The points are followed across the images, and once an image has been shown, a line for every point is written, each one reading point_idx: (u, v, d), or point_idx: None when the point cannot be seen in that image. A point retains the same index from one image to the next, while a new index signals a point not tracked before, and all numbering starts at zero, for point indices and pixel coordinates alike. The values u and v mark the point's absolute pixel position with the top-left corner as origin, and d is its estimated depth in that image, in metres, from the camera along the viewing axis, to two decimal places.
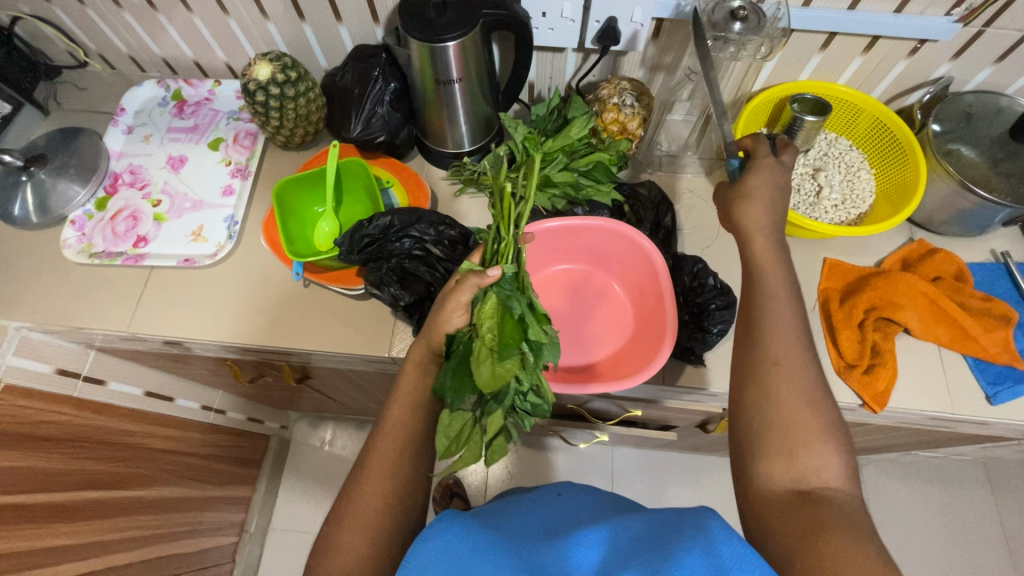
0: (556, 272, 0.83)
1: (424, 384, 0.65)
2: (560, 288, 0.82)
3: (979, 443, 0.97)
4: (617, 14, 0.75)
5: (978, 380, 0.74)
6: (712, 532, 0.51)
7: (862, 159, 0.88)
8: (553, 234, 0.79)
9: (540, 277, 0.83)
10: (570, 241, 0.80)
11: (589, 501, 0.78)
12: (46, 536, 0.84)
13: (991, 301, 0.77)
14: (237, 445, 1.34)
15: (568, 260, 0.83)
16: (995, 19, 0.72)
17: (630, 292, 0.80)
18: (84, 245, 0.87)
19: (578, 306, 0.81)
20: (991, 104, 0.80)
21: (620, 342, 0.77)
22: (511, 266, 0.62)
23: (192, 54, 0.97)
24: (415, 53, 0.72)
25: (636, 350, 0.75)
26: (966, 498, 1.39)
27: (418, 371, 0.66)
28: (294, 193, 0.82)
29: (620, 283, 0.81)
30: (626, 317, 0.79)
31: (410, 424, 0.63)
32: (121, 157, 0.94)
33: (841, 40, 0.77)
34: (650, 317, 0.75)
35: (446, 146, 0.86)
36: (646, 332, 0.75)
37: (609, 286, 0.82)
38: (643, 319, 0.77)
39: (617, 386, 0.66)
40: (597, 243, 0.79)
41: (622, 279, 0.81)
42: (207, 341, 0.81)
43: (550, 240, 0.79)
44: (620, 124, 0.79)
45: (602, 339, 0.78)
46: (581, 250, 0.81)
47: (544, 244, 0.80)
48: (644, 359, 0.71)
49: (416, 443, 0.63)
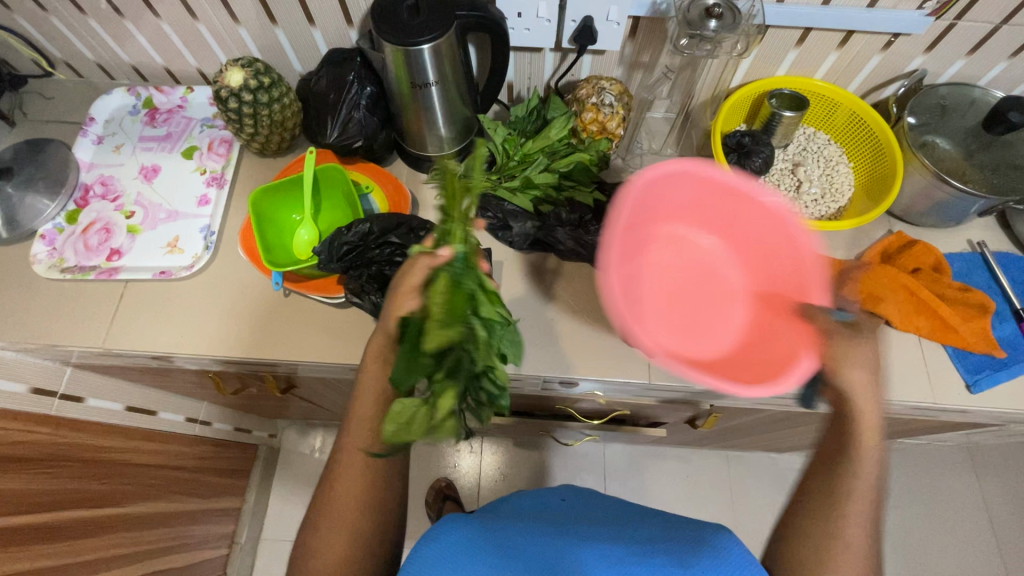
0: (679, 231, 0.68)
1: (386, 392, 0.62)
2: (676, 253, 0.68)
3: (961, 430, 0.99)
4: (593, 13, 0.74)
5: (958, 369, 0.75)
6: (726, 549, 0.57)
7: (840, 153, 0.89)
8: (705, 196, 0.64)
9: (658, 232, 0.67)
10: (722, 207, 0.66)
11: (582, 495, 0.79)
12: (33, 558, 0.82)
13: (969, 290, 0.78)
14: (224, 456, 1.32)
15: (705, 226, 0.68)
16: (966, 13, 0.73)
17: (758, 288, 0.65)
18: (55, 260, 0.84)
19: (688, 280, 0.68)
20: (965, 96, 0.80)
21: (723, 343, 0.63)
22: (462, 244, 0.57)
23: (162, 61, 0.94)
24: (390, 57, 0.70)
25: (748, 369, 0.59)
26: (951, 482, 1.42)
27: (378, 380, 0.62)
28: (271, 202, 0.81)
29: (743, 276, 0.66)
30: (737, 315, 0.65)
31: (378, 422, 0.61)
32: (91, 169, 0.91)
33: (816, 35, 0.78)
34: (781, 337, 0.59)
35: (426, 149, 0.85)
36: (780, 356, 0.58)
37: (728, 275, 0.67)
38: (762, 323, 0.62)
39: (732, 391, 0.55)
40: (741, 216, 0.65)
41: (751, 276, 0.66)
42: (187, 355, 0.80)
43: (697, 193, 0.65)
44: (599, 124, 0.78)
45: (705, 332, 0.64)
46: (723, 223, 0.67)
47: (696, 197, 0.65)
48: (747, 377, 0.58)
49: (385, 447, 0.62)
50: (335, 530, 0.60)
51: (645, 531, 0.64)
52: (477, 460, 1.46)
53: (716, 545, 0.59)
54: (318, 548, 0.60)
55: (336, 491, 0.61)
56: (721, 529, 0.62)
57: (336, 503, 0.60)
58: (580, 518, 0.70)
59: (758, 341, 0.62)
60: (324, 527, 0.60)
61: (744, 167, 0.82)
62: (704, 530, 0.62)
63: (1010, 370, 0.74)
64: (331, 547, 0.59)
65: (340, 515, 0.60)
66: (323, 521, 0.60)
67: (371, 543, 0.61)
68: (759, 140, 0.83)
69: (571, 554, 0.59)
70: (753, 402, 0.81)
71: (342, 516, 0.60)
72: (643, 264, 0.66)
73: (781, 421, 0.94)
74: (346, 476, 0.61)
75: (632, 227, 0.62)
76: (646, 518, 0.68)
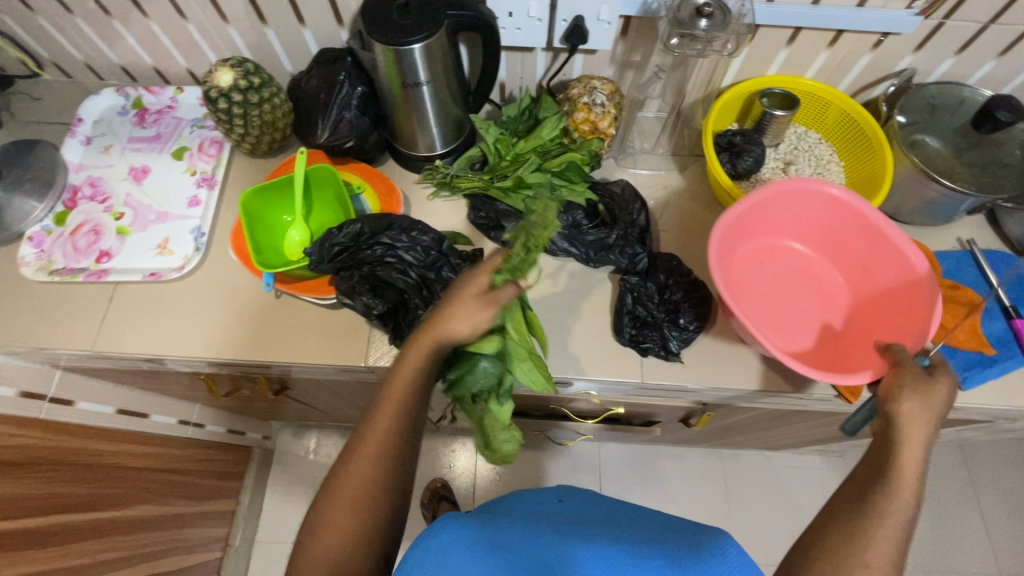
0: (774, 249, 0.81)
1: (414, 399, 0.57)
2: (768, 262, 0.80)
3: (952, 427, 0.99)
4: (584, 12, 0.74)
5: (952, 366, 0.75)
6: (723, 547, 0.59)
7: (831, 151, 0.89)
8: (846, 217, 0.76)
9: (747, 245, 0.80)
10: (840, 240, 0.78)
11: (583, 499, 0.78)
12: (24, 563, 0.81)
13: (958, 288, 0.79)
14: (218, 458, 1.31)
15: (818, 252, 0.81)
16: (954, 12, 0.74)
17: (850, 322, 0.76)
18: (43, 262, 0.83)
19: (781, 285, 0.79)
20: (954, 95, 0.81)
21: (817, 337, 0.76)
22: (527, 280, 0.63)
23: (151, 61, 0.94)
24: (380, 56, 0.70)
25: (838, 362, 0.73)
26: (943, 478, 1.43)
27: (408, 389, 0.57)
28: (261, 202, 0.80)
29: (847, 287, 0.79)
30: (830, 318, 0.77)
31: (399, 431, 0.56)
32: (80, 170, 0.90)
33: (806, 35, 0.78)
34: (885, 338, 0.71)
35: (418, 149, 0.85)
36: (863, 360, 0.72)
37: (823, 288, 0.79)
38: (839, 351, 0.74)
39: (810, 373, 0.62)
40: (876, 255, 0.75)
41: (854, 287, 0.78)
42: (178, 357, 0.79)
43: (815, 213, 0.78)
44: (591, 124, 0.78)
45: (791, 329, 0.76)
46: (831, 247, 0.80)
47: (809, 214, 0.78)
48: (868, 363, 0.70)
49: (400, 460, 0.56)
50: (329, 536, 0.54)
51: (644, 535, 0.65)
52: (473, 460, 1.46)
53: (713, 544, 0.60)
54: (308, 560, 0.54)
55: (336, 498, 0.55)
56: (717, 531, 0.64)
57: (333, 510, 0.54)
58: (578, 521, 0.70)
59: (856, 340, 0.75)
60: (320, 534, 0.54)
61: (736, 167, 0.83)
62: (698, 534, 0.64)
63: (1000, 367, 0.74)
64: (322, 560, 0.53)
65: (335, 522, 0.54)
66: (318, 531, 0.54)
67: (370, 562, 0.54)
68: (752, 139, 0.84)
69: (558, 557, 0.59)
70: (747, 401, 0.81)
71: (339, 522, 0.54)
72: (733, 271, 0.78)
73: (775, 419, 0.94)
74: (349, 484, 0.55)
75: (727, 239, 0.74)
76: (645, 524, 0.69)
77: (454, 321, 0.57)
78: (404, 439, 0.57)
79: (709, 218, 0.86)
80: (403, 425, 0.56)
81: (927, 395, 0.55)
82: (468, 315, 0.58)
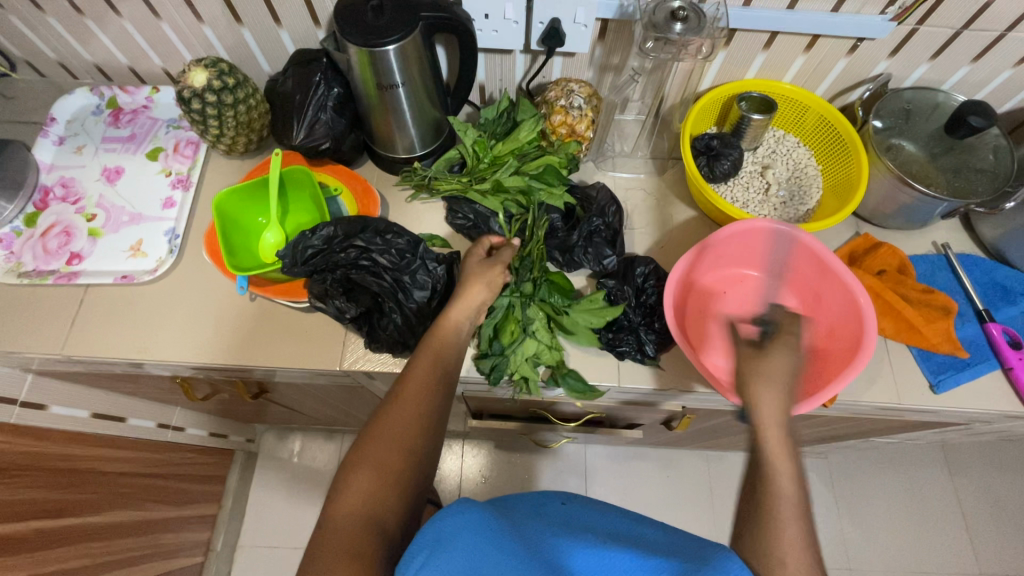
0: (736, 277, 0.82)
1: (452, 352, 0.62)
2: (729, 292, 0.81)
3: (930, 430, 1.00)
4: (560, 14, 0.74)
5: (922, 370, 0.76)
6: (719, 555, 0.45)
7: (809, 155, 0.90)
8: (803, 252, 0.76)
9: (711, 272, 0.81)
10: (800, 272, 0.79)
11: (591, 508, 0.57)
12: None
13: (932, 292, 0.79)
14: (199, 462, 1.29)
15: (781, 283, 0.81)
16: (928, 18, 0.74)
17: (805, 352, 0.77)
18: (12, 264, 0.82)
19: (741, 315, 0.79)
20: (929, 100, 0.81)
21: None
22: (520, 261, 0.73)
23: (127, 60, 0.92)
24: (354, 58, 0.69)
25: None
26: (924, 480, 1.44)
27: (443, 341, 0.62)
28: (236, 204, 0.79)
29: (805, 318, 0.79)
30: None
31: (440, 380, 0.59)
32: (52, 170, 0.89)
33: (783, 39, 0.78)
34: (833, 369, 0.71)
35: (396, 151, 0.84)
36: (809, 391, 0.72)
37: None
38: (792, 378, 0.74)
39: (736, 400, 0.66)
40: (829, 290, 0.76)
41: (812, 321, 0.78)
42: (149, 361, 0.78)
43: (772, 247, 0.78)
44: (568, 127, 0.78)
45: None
46: (791, 278, 0.80)
47: (769, 247, 0.78)
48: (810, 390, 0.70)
49: (439, 406, 0.58)
50: (365, 473, 0.52)
51: (655, 536, 0.51)
52: (459, 463, 1.46)
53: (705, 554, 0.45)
54: (343, 499, 0.50)
55: (373, 436, 0.54)
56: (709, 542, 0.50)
57: (372, 446, 0.53)
58: (569, 531, 0.51)
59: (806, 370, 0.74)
60: (357, 469, 0.52)
61: (713, 170, 0.84)
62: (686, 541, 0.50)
63: (973, 369, 0.75)
64: (359, 498, 0.50)
65: (375, 460, 0.52)
66: (353, 470, 0.52)
67: (402, 506, 0.51)
68: (729, 142, 0.84)
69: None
70: (723, 404, 0.81)
71: (382, 457, 0.52)
72: (693, 299, 0.79)
73: None
74: (389, 424, 0.55)
75: (688, 268, 0.75)
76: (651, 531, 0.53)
77: (470, 284, 0.66)
78: (441, 385, 0.59)
79: (687, 221, 0.86)
80: (443, 373, 0.60)
81: (763, 368, 0.54)
82: (484, 276, 0.66)
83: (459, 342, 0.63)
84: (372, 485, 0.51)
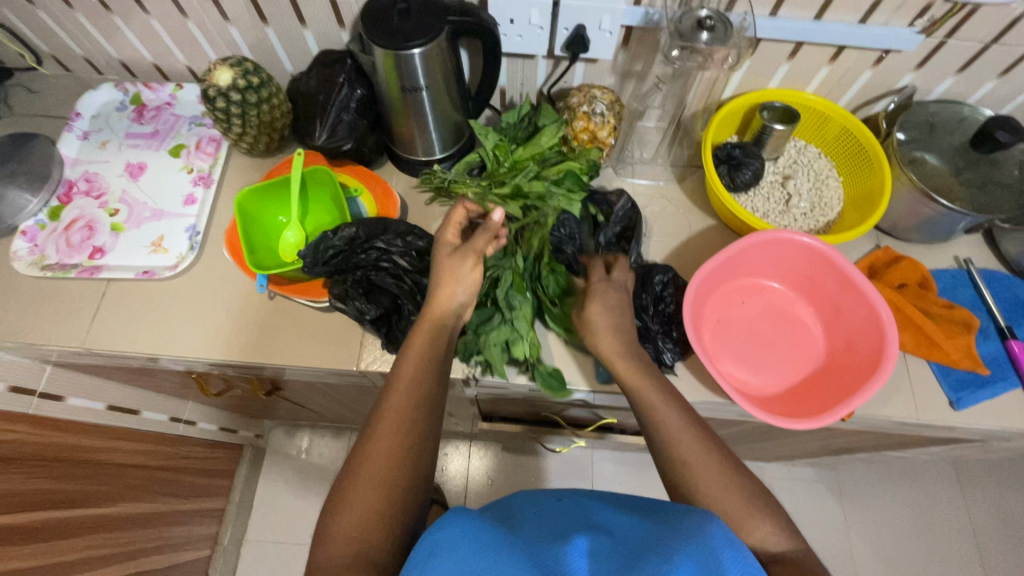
0: (754, 287, 0.81)
1: (429, 378, 0.61)
2: (747, 302, 0.80)
3: (943, 446, 0.99)
4: (586, 21, 0.74)
5: (942, 386, 0.75)
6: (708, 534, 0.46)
7: (830, 166, 0.89)
8: (824, 263, 0.76)
9: (729, 281, 0.80)
10: (820, 284, 0.78)
11: (592, 501, 0.57)
12: (15, 558, 0.80)
13: (954, 307, 0.78)
14: (209, 456, 1.30)
15: (799, 294, 0.81)
16: (956, 31, 0.73)
17: (823, 364, 0.76)
18: (36, 257, 0.83)
19: (759, 326, 0.79)
20: (954, 113, 0.81)
21: (790, 379, 0.75)
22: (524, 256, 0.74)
23: (151, 57, 0.93)
24: (380, 61, 0.70)
25: (804, 403, 0.73)
26: (935, 495, 1.43)
27: (419, 367, 0.61)
28: (257, 203, 0.80)
29: (823, 331, 0.78)
30: (804, 361, 0.76)
31: (414, 414, 0.59)
32: (76, 165, 0.90)
33: (808, 50, 0.78)
34: (852, 385, 0.71)
35: (416, 153, 0.85)
36: (830, 405, 0.71)
37: (802, 328, 0.79)
38: (812, 390, 0.74)
39: (759, 414, 0.66)
40: (849, 303, 0.75)
41: (830, 334, 0.78)
42: (168, 356, 0.79)
43: (794, 258, 0.78)
44: (590, 133, 0.78)
45: (764, 369, 0.76)
46: (809, 290, 0.80)
47: (789, 258, 0.78)
48: (832, 405, 0.70)
49: (421, 435, 0.58)
50: (351, 513, 0.53)
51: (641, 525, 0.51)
52: (465, 463, 1.46)
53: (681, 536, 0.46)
54: (331, 541, 0.51)
55: (356, 476, 0.55)
56: (705, 515, 0.49)
57: (354, 485, 0.54)
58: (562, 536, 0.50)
59: (826, 383, 0.74)
60: (342, 511, 0.53)
61: (734, 179, 0.84)
62: (676, 516, 0.50)
63: (993, 388, 0.74)
64: (346, 540, 0.51)
65: (359, 499, 0.54)
66: (340, 511, 0.53)
67: (392, 540, 0.53)
68: (750, 152, 0.84)
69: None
70: (737, 415, 0.81)
71: (367, 498, 0.53)
72: (710, 308, 0.78)
73: (766, 432, 0.94)
74: (372, 461, 0.56)
75: (708, 277, 0.75)
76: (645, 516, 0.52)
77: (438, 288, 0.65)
78: (421, 412, 0.59)
79: (705, 230, 0.85)
80: (420, 403, 0.59)
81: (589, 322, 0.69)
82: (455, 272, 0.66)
83: (436, 369, 0.62)
84: (359, 525, 0.52)
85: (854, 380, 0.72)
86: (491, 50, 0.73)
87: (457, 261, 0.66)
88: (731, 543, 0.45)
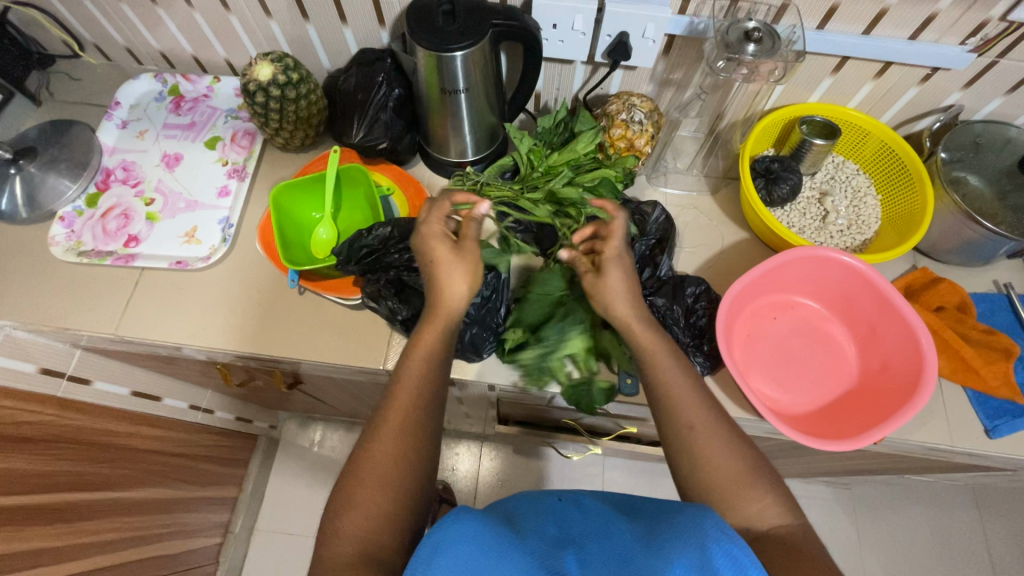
0: (785, 304, 0.80)
1: (435, 381, 0.60)
2: (777, 319, 0.79)
3: (970, 473, 0.97)
4: (629, 29, 0.73)
5: (978, 413, 0.74)
6: (707, 535, 0.44)
7: (869, 183, 0.88)
8: (861, 283, 0.74)
9: (759, 298, 0.79)
10: (854, 302, 0.77)
11: (592, 501, 0.56)
12: (37, 538, 0.81)
13: (993, 333, 0.76)
14: (226, 445, 1.31)
15: (831, 312, 0.79)
16: (1010, 52, 0.71)
17: (856, 384, 0.75)
18: (74, 243, 0.84)
19: (791, 343, 0.78)
20: (999, 134, 0.79)
21: (822, 398, 0.74)
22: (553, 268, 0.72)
23: (191, 49, 0.94)
24: (422, 61, 0.69)
25: (835, 423, 0.72)
26: (953, 520, 1.40)
27: (422, 366, 0.60)
28: (291, 198, 0.80)
29: (857, 352, 0.77)
30: (836, 381, 0.75)
31: (419, 420, 0.57)
32: (114, 153, 0.91)
33: (853, 64, 0.76)
34: (888, 407, 0.70)
35: (449, 154, 0.85)
36: (863, 427, 0.70)
37: (834, 346, 0.78)
38: (845, 409, 0.73)
39: (796, 435, 0.65)
40: (885, 323, 0.74)
41: (862, 353, 0.76)
42: (198, 346, 0.79)
43: (829, 275, 0.76)
44: (627, 141, 0.77)
45: (796, 387, 0.74)
46: (843, 309, 0.78)
47: (823, 275, 0.76)
48: (866, 429, 0.69)
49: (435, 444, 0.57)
50: (366, 519, 0.53)
51: (644, 527, 0.50)
52: (475, 464, 1.46)
53: (676, 539, 0.45)
54: (336, 541, 0.51)
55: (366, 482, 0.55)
56: (702, 510, 0.48)
57: (355, 485, 0.54)
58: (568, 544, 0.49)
59: (858, 403, 0.73)
60: (349, 513, 0.53)
61: (771, 194, 0.83)
62: (675, 515, 0.49)
63: None
64: (355, 543, 0.51)
65: (374, 504, 0.53)
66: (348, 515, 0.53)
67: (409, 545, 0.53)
68: (789, 166, 0.83)
69: None
70: (763, 431, 0.80)
71: (372, 501, 0.53)
72: (740, 325, 0.77)
73: (789, 450, 0.92)
74: (374, 463, 0.55)
75: (740, 294, 0.74)
76: (642, 517, 0.52)
77: (449, 281, 0.62)
78: (420, 412, 0.58)
79: (738, 243, 0.84)
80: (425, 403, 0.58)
81: (608, 286, 0.64)
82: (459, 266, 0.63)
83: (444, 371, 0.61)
84: (364, 528, 0.52)
85: (888, 403, 0.71)
86: (532, 54, 0.73)
87: (467, 253, 0.63)
88: (724, 530, 0.45)
